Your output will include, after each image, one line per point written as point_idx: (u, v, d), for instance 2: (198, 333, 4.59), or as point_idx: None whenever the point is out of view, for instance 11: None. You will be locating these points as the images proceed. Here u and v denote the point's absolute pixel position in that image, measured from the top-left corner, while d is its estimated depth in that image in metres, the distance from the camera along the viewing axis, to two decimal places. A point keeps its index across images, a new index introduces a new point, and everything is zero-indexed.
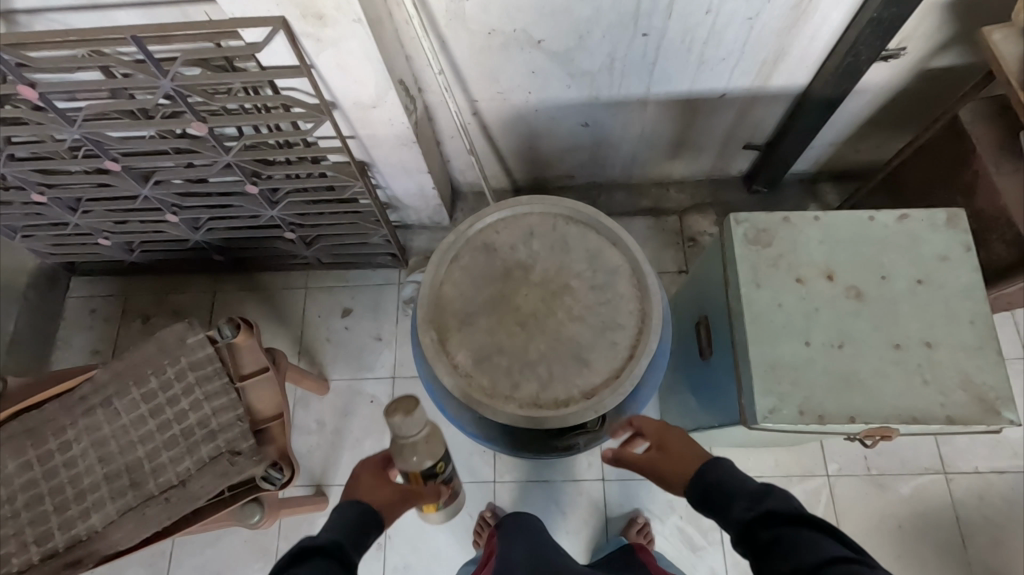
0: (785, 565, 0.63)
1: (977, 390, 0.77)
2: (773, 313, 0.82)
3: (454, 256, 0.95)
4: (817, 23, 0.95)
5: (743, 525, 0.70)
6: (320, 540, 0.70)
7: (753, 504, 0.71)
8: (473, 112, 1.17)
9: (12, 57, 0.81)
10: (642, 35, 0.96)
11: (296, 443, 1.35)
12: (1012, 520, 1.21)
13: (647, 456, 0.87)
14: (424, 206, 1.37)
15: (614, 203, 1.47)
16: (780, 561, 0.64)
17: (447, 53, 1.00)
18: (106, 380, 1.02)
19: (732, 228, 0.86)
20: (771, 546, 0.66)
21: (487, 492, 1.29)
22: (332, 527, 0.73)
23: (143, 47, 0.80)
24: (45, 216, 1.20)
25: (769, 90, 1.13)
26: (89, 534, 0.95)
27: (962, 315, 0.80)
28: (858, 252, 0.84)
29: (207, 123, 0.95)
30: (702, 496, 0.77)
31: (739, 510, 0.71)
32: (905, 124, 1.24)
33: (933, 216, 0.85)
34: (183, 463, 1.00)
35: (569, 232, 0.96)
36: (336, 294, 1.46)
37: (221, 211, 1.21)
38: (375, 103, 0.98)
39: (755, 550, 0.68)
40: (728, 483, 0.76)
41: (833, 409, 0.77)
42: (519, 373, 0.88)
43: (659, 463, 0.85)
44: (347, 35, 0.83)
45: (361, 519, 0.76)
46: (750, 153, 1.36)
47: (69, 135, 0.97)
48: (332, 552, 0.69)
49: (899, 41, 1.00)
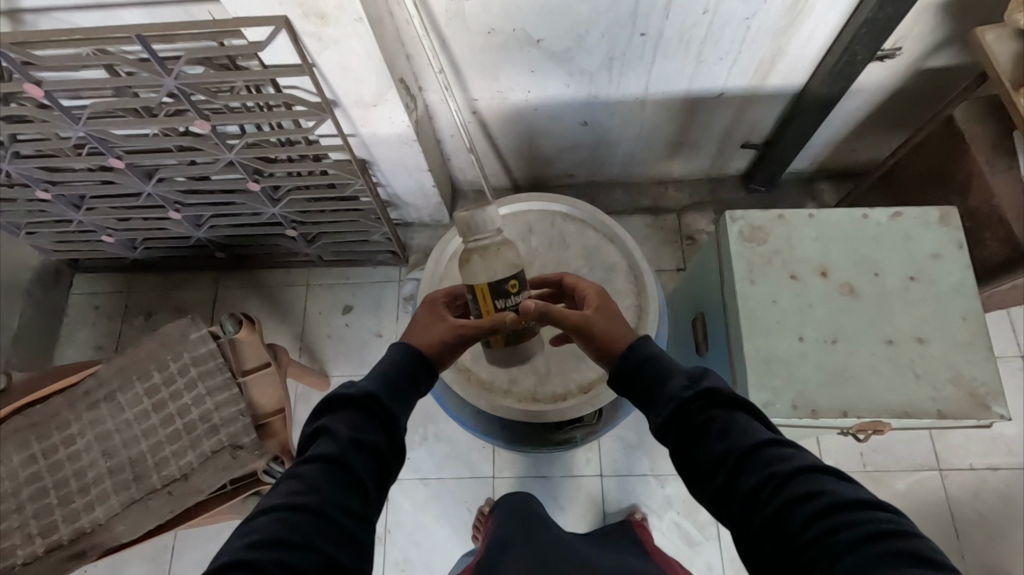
0: (716, 449, 0.57)
1: (968, 385, 0.78)
2: (767, 309, 0.83)
3: (454, 253, 0.97)
4: (813, 23, 0.96)
5: (678, 403, 0.61)
6: (356, 388, 0.65)
7: (692, 382, 0.62)
8: (473, 110, 1.18)
9: (19, 56, 0.82)
10: (640, 35, 0.97)
11: (297, 439, 1.36)
12: (1006, 516, 1.22)
13: (580, 315, 0.74)
14: (424, 204, 1.38)
15: (613, 202, 1.48)
16: (711, 441, 0.58)
17: (448, 53, 1.01)
18: (110, 374, 1.04)
19: (728, 225, 0.87)
20: (703, 426, 0.59)
21: (486, 487, 1.30)
22: (376, 374, 0.68)
23: (147, 46, 0.81)
24: (49, 213, 1.22)
25: (766, 90, 1.14)
26: (93, 526, 0.96)
27: (954, 312, 0.81)
28: (852, 249, 0.86)
29: (210, 121, 0.97)
30: (632, 370, 0.68)
31: (677, 388, 0.62)
32: (901, 123, 1.25)
33: (926, 214, 0.86)
34: (186, 457, 1.01)
35: (567, 229, 0.97)
36: (338, 291, 1.47)
37: (223, 208, 1.23)
38: (376, 101, 0.99)
39: (679, 425, 0.60)
40: (658, 364, 0.66)
41: (827, 404, 0.78)
42: (517, 368, 0.90)
43: (588, 323, 0.73)
44: (348, 34, 0.84)
45: (407, 368, 0.69)
46: (748, 152, 1.37)
47: (74, 133, 0.98)
48: (369, 405, 0.63)
49: (894, 41, 1.01)
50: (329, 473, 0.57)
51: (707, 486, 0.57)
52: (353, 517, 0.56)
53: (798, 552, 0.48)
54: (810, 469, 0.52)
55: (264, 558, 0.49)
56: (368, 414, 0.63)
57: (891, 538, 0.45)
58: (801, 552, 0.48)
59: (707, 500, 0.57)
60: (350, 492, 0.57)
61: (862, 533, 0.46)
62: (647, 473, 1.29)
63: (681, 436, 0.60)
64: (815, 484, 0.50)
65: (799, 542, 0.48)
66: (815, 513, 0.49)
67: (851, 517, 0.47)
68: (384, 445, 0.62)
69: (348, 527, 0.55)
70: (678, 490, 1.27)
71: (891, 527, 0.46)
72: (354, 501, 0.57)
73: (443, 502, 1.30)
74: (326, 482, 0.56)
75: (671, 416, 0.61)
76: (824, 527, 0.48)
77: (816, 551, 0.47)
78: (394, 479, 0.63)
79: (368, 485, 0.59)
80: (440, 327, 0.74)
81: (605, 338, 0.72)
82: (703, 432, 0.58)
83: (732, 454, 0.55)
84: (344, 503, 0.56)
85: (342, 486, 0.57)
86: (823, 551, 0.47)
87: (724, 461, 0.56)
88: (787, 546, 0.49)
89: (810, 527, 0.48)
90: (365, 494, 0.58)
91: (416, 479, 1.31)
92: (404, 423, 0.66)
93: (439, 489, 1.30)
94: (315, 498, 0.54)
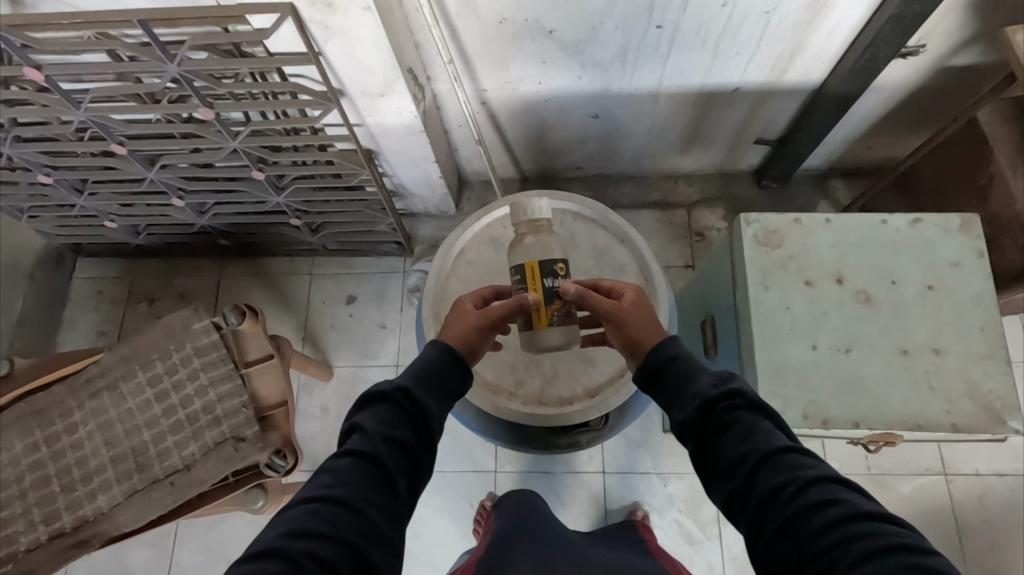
0: (735, 450, 0.55)
1: (984, 398, 0.77)
2: (781, 316, 0.81)
3: (461, 250, 0.96)
4: (836, 19, 0.92)
5: (704, 399, 0.60)
6: (390, 384, 0.64)
7: (719, 381, 0.61)
8: (481, 101, 1.15)
9: (17, 38, 0.80)
10: (656, 27, 0.94)
11: (298, 429, 1.36)
12: (1010, 522, 1.21)
13: (615, 304, 0.73)
14: (431, 194, 1.36)
15: (622, 195, 1.46)
16: (733, 442, 0.56)
17: (457, 42, 0.98)
18: (112, 363, 1.03)
19: (742, 228, 0.85)
20: (727, 425, 0.57)
21: (487, 482, 1.30)
22: (409, 371, 0.67)
23: (150, 31, 0.79)
24: (51, 198, 1.20)
25: (784, 85, 1.11)
26: (96, 515, 0.96)
27: (972, 323, 0.80)
28: (870, 256, 0.84)
29: (214, 109, 0.95)
30: (658, 366, 0.66)
31: (704, 385, 0.61)
32: (921, 122, 1.22)
33: (947, 221, 0.84)
34: (189, 448, 1.01)
35: (577, 228, 0.95)
36: (342, 280, 1.46)
37: (227, 197, 1.21)
38: (383, 91, 0.97)
39: (701, 424, 0.59)
40: (684, 363, 0.65)
41: (838, 414, 0.77)
42: (523, 370, 0.88)
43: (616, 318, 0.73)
44: (355, 23, 0.82)
45: (439, 366, 0.68)
46: (762, 148, 1.34)
47: (76, 118, 0.96)
48: (401, 400, 0.62)
49: (919, 38, 0.98)
50: (359, 468, 0.56)
51: (723, 486, 0.56)
52: (385, 517, 0.55)
53: (809, 558, 0.47)
54: (831, 478, 0.51)
55: (297, 548, 0.49)
56: (401, 410, 0.62)
57: (907, 552, 0.44)
58: (812, 559, 0.47)
59: (721, 499, 0.57)
60: (379, 487, 0.56)
61: (877, 545, 0.45)
62: (649, 471, 1.28)
63: (701, 434, 0.59)
64: (835, 493, 0.49)
65: (812, 548, 0.47)
66: (831, 520, 0.48)
67: (867, 528, 0.46)
68: (416, 442, 0.61)
69: (378, 519, 0.54)
70: (680, 489, 1.27)
71: (909, 542, 0.45)
72: (383, 494, 0.56)
73: (444, 494, 1.30)
74: (357, 477, 0.55)
75: (696, 413, 0.59)
76: (838, 535, 0.47)
77: (828, 559, 0.46)
78: (425, 477, 0.61)
79: (399, 482, 0.58)
80: (474, 313, 0.74)
81: (635, 328, 0.71)
82: (725, 432, 0.57)
83: (751, 457, 0.54)
84: (373, 497, 0.55)
85: (372, 481, 0.56)
86: (835, 558, 0.46)
87: (744, 462, 0.55)
88: (799, 552, 0.48)
89: (824, 534, 0.47)
90: (394, 490, 0.57)
91: None
92: (438, 421, 0.65)
93: (441, 481, 1.30)
94: (344, 490, 0.54)
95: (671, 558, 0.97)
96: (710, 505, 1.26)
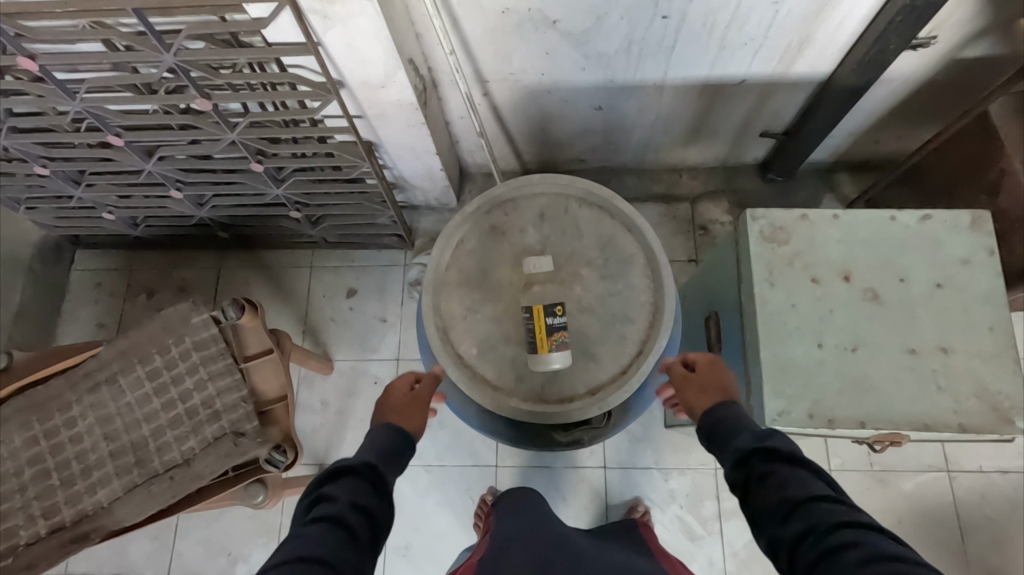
0: (770, 500, 0.61)
1: (992, 398, 0.76)
2: (787, 313, 0.80)
3: (460, 240, 0.90)
4: (846, 9, 0.90)
5: (742, 453, 0.66)
6: (357, 460, 0.71)
7: (759, 439, 0.67)
8: (484, 92, 1.14)
9: (10, 27, 0.79)
10: (663, 17, 0.92)
11: (299, 422, 1.35)
12: (1013, 519, 1.21)
13: (683, 375, 0.79)
14: (432, 186, 1.35)
15: (625, 188, 1.44)
16: (770, 493, 0.62)
17: (459, 32, 0.97)
18: (111, 357, 1.02)
19: (748, 224, 0.83)
20: (764, 477, 0.63)
21: (488, 476, 1.29)
22: (371, 448, 0.74)
23: (144, 19, 0.78)
24: (47, 189, 1.19)
25: (790, 77, 1.09)
26: (95, 509, 0.96)
27: (980, 321, 0.79)
28: (878, 253, 0.82)
29: (211, 100, 0.93)
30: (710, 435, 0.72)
31: (744, 440, 0.67)
32: (930, 115, 1.20)
33: (957, 217, 0.82)
34: (188, 442, 1.00)
35: (582, 216, 0.90)
36: (342, 273, 1.45)
37: (226, 188, 1.20)
38: (383, 82, 0.95)
39: (745, 477, 0.65)
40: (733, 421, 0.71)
41: (844, 414, 0.76)
42: (525, 366, 0.86)
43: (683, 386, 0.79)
44: (355, 12, 0.80)
45: (394, 446, 0.76)
46: (768, 141, 1.32)
47: (71, 108, 0.95)
48: (368, 474, 0.70)
49: (930, 29, 0.96)
50: (329, 532, 0.61)
51: (766, 535, 0.61)
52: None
53: None
54: (857, 524, 0.55)
55: None
56: (368, 482, 0.69)
57: None
58: None
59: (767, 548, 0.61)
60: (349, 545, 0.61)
61: None
62: (650, 466, 1.28)
63: (745, 488, 0.65)
64: (854, 537, 0.53)
65: None
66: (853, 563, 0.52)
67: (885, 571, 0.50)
68: (379, 510, 0.67)
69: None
70: (681, 485, 1.27)
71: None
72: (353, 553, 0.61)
73: (445, 488, 1.30)
74: (330, 539, 0.60)
75: (738, 467, 0.66)
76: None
77: None
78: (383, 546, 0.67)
79: (363, 540, 0.63)
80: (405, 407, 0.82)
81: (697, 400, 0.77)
82: (762, 482, 0.62)
83: (786, 505, 0.59)
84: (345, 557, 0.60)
85: (343, 546, 0.61)
86: None
87: (781, 512, 0.59)
88: None
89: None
90: (360, 545, 0.63)
91: (419, 465, 1.31)
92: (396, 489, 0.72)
93: (442, 475, 1.30)
94: (320, 549, 0.59)
95: (670, 556, 0.97)
96: (711, 500, 1.25)
